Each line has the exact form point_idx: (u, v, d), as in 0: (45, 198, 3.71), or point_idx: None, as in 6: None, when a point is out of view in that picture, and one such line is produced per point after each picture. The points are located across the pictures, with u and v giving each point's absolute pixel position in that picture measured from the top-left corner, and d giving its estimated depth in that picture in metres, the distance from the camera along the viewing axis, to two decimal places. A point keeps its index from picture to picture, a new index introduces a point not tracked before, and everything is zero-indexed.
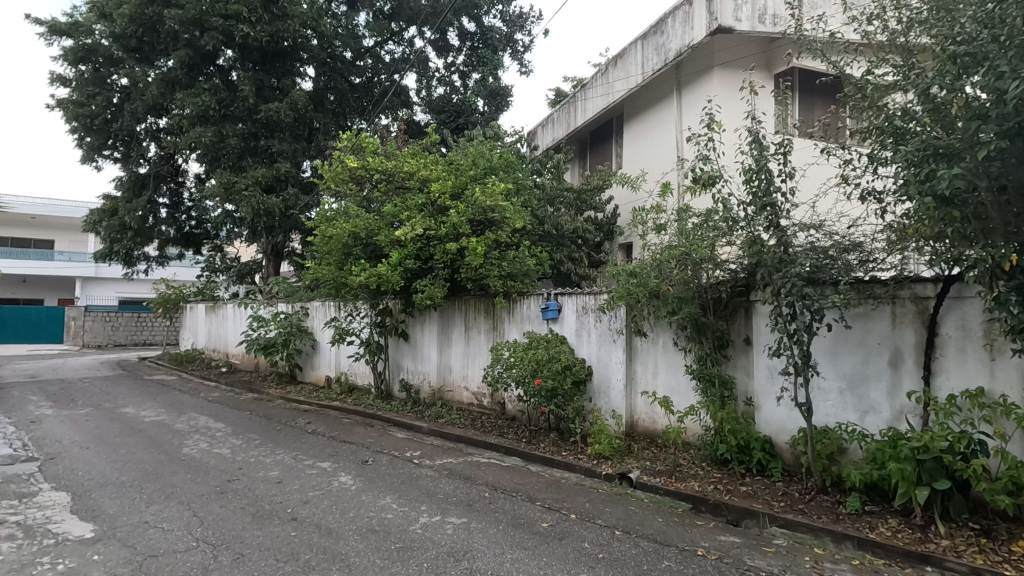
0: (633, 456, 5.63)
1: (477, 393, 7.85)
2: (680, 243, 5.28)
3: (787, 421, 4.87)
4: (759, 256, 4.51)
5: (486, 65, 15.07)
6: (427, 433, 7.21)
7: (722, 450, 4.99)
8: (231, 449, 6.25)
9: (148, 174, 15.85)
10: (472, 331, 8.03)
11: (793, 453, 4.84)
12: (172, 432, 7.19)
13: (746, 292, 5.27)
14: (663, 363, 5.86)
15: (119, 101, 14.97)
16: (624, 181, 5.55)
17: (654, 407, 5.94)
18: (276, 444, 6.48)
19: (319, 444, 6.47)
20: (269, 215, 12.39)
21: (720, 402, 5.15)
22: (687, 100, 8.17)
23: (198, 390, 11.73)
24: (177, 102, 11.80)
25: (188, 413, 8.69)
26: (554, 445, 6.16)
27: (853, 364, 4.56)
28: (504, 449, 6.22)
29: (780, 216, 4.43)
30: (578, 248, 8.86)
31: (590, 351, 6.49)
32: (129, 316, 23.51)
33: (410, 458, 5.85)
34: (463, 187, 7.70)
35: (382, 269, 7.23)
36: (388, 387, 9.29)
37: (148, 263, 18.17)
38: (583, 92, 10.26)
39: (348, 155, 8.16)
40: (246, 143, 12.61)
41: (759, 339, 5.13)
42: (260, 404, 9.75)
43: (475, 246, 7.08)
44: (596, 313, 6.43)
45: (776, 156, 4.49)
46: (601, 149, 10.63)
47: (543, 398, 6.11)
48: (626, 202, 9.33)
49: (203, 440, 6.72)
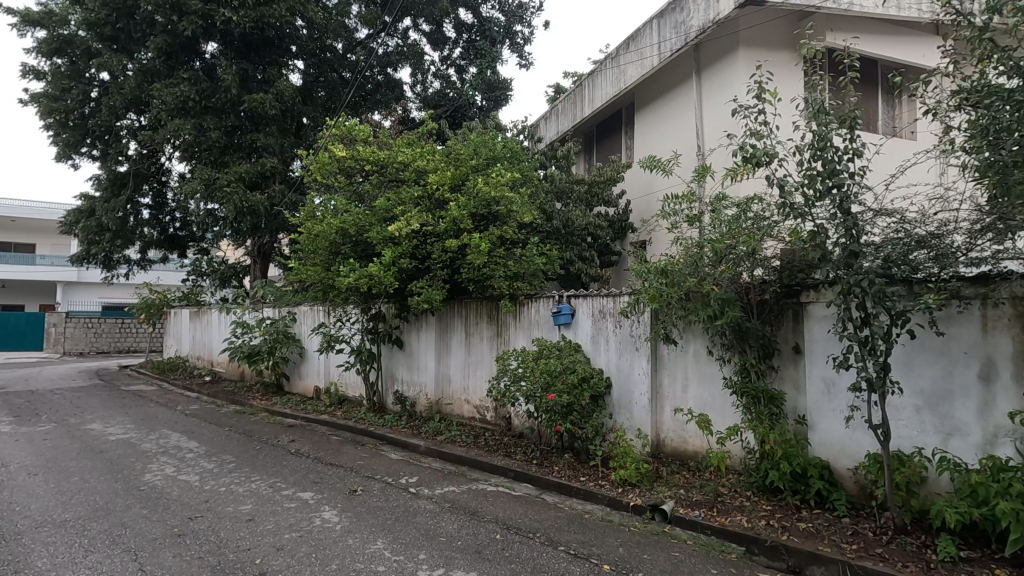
0: (663, 484, 4.87)
1: (479, 407, 7.08)
2: (721, 237, 4.53)
3: (850, 445, 4.14)
4: (822, 249, 3.78)
5: (484, 57, 14.34)
6: (424, 453, 6.45)
7: (773, 479, 4.24)
8: (199, 475, 5.45)
9: (127, 173, 15.02)
10: (473, 337, 7.28)
11: (858, 482, 4.10)
12: (137, 455, 6.37)
13: (796, 292, 4.53)
14: (695, 376, 5.12)
15: (97, 96, 14.15)
16: (653, 166, 4.78)
17: (685, 425, 5.19)
18: (252, 469, 5.67)
19: (301, 469, 5.67)
20: (253, 214, 11.58)
21: (768, 422, 4.39)
22: (708, 84, 7.49)
23: (176, 402, 10.91)
24: (154, 93, 10.99)
25: (159, 429, 7.86)
26: (571, 469, 5.39)
27: (932, 377, 3.82)
28: (513, 475, 5.46)
29: (850, 199, 3.69)
30: (588, 246, 8.14)
31: (609, 361, 5.75)
32: (111, 323, 22.67)
33: (406, 486, 5.07)
34: (463, 179, 6.96)
35: (374, 268, 6.44)
36: (380, 399, 8.50)
37: (130, 267, 17.30)
38: (589, 80, 9.52)
39: (336, 144, 7.39)
40: (229, 138, 11.80)
41: (813, 348, 4.39)
42: (241, 418, 8.95)
43: (478, 242, 6.33)
44: (614, 318, 5.70)
45: (842, 130, 3.74)
46: (609, 142, 9.93)
47: (557, 415, 5.36)
48: (639, 196, 8.62)
49: (170, 464, 5.91)
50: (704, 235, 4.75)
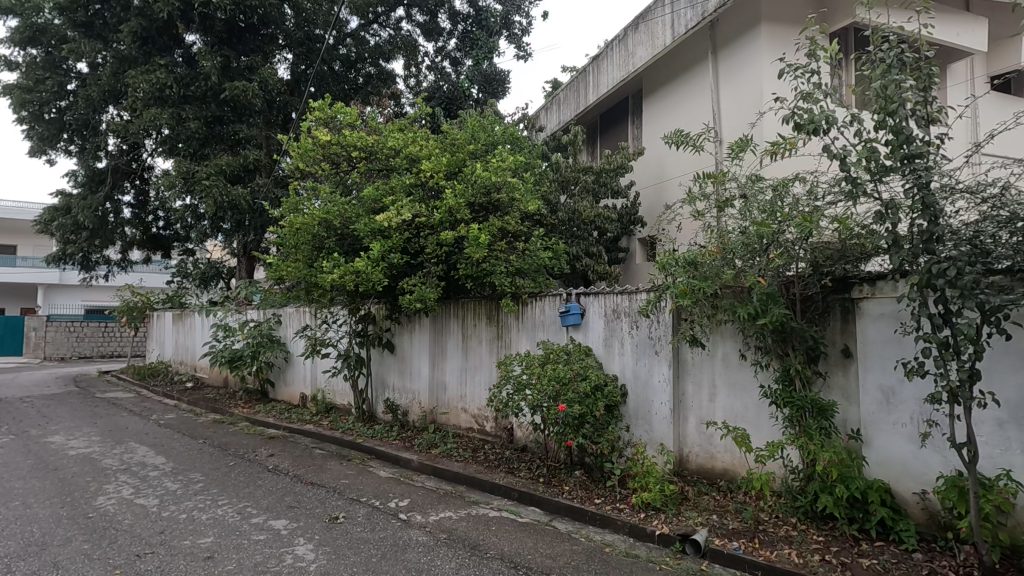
0: (692, 508, 4.24)
1: (478, 416, 6.44)
2: (764, 222, 3.90)
3: (918, 464, 3.53)
4: (893, 233, 3.16)
5: (479, 48, 13.65)
6: (416, 469, 5.79)
7: (826, 505, 3.63)
8: (158, 499, 4.76)
9: (106, 168, 14.29)
10: (471, 339, 6.63)
11: (929, 508, 3.49)
12: (94, 472, 5.67)
13: (847, 286, 3.92)
14: (724, 383, 4.50)
15: (74, 88, 13.43)
16: (680, 141, 4.14)
17: (713, 438, 4.56)
18: (221, 490, 5.00)
19: (276, 490, 4.99)
20: (235, 209, 10.89)
21: (818, 437, 3.77)
22: (726, 63, 6.89)
23: (152, 411, 10.22)
24: (128, 80, 10.30)
25: (126, 442, 7.15)
26: (583, 489, 4.74)
27: (1019, 386, 3.18)
28: (517, 496, 4.82)
29: (928, 172, 3.06)
30: (595, 242, 7.55)
31: (624, 367, 5.12)
32: (94, 326, 21.95)
33: (395, 512, 4.41)
34: (459, 166, 6.35)
35: (360, 264, 5.76)
36: (370, 407, 7.84)
37: (110, 267, 16.57)
38: (594, 65, 8.90)
39: (319, 128, 6.73)
40: (210, 129, 11.12)
41: (868, 352, 3.78)
42: (218, 429, 8.23)
43: (477, 234, 5.68)
44: (630, 318, 5.07)
45: (917, 90, 3.10)
46: (614, 132, 9.33)
47: (568, 428, 4.72)
48: (651, 187, 8.04)
49: (128, 484, 5.22)
50: (742, 223, 4.12)
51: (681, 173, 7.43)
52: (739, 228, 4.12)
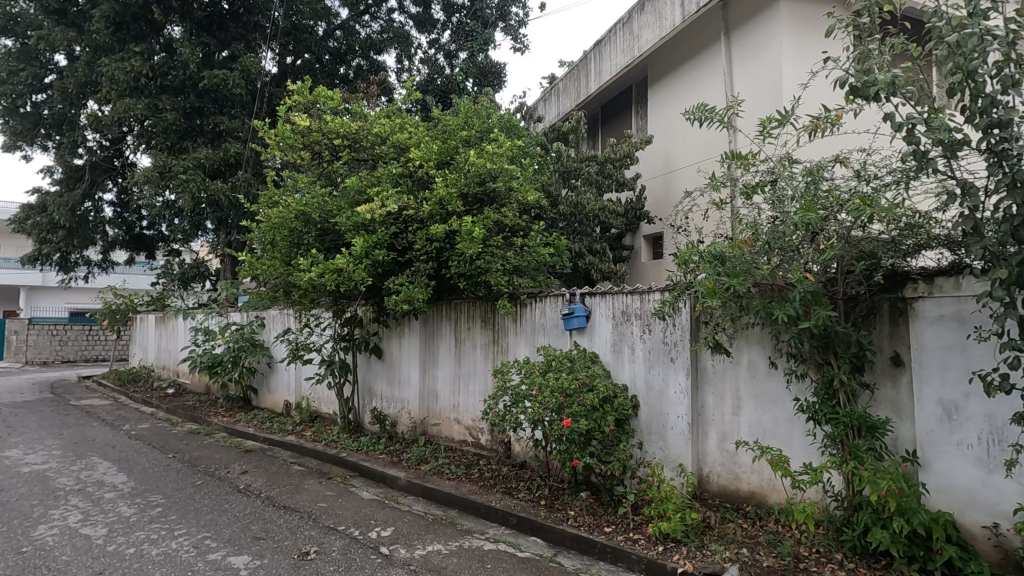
0: (717, 539, 3.68)
1: (472, 428, 5.88)
2: (803, 210, 3.35)
3: (990, 494, 3.00)
4: (972, 219, 2.63)
5: (475, 39, 13.04)
6: (402, 489, 5.22)
7: (880, 543, 3.08)
8: (107, 529, 4.17)
9: (84, 164, 13.59)
10: (464, 344, 6.08)
11: (1005, 545, 2.95)
12: (43, 494, 5.08)
13: (898, 284, 3.39)
14: (750, 395, 3.96)
15: (50, 80, 12.83)
16: (703, 117, 3.59)
17: (738, 457, 4.02)
18: (181, 516, 4.41)
19: (243, 516, 4.41)
20: (216, 205, 10.29)
21: (869, 460, 3.23)
22: (740, 46, 6.39)
23: (125, 420, 9.59)
24: (101, 69, 9.73)
25: (87, 457, 6.54)
26: (591, 515, 4.19)
27: None
28: (516, 522, 4.26)
29: (1019, 143, 2.52)
30: (598, 239, 7.04)
31: (635, 376, 4.57)
32: (78, 329, 21.31)
33: (376, 545, 3.84)
34: (451, 154, 5.80)
35: (341, 261, 5.19)
36: (357, 417, 7.26)
37: (91, 268, 15.94)
38: (596, 50, 8.37)
39: (298, 114, 6.16)
40: (188, 120, 10.54)
41: (924, 360, 3.24)
42: (192, 441, 7.63)
43: (470, 227, 5.12)
44: (641, 320, 4.53)
45: (1003, 44, 2.56)
46: (617, 122, 8.82)
47: (574, 446, 4.16)
48: (659, 181, 7.52)
49: (76, 509, 4.62)
50: (779, 212, 3.55)
51: (693, 164, 6.87)
52: (776, 217, 3.55)
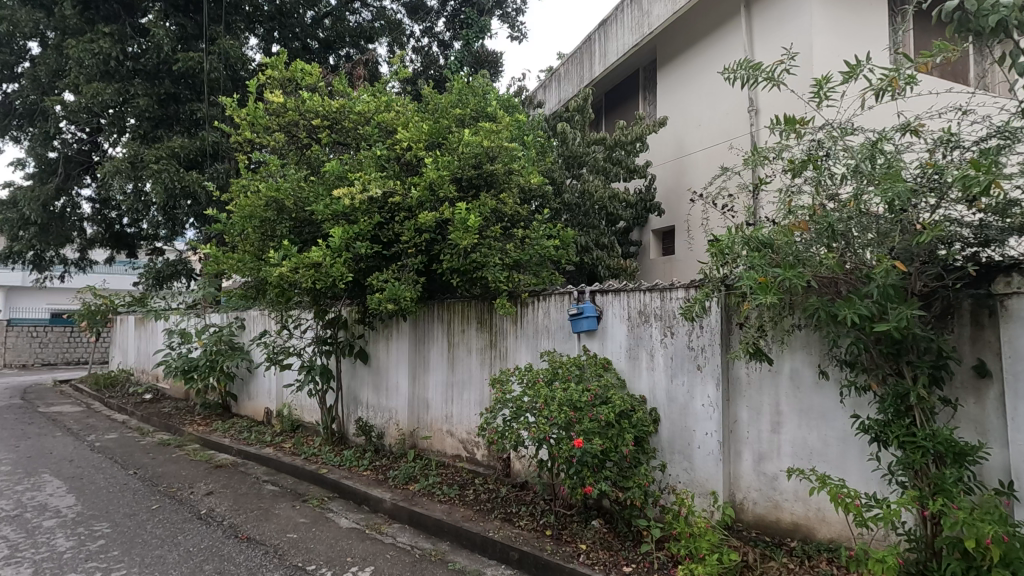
0: None
1: (467, 442, 5.25)
2: (873, 188, 2.73)
3: None
4: None
5: (470, 27, 12.37)
6: (387, 514, 4.57)
7: None
8: (32, 569, 3.52)
9: (57, 158, 12.94)
10: (458, 348, 5.45)
11: None
12: None
13: (988, 278, 2.77)
14: (793, 410, 3.34)
15: (21, 67, 12.13)
16: (746, 75, 2.97)
17: (779, 483, 3.40)
18: (124, 552, 3.76)
19: (198, 552, 3.76)
20: (192, 197, 9.63)
21: (959, 495, 2.61)
22: (762, 19, 5.79)
23: (92, 429, 8.89)
24: (69, 52, 9.09)
25: (36, 474, 5.86)
26: (606, 550, 3.56)
27: None
28: (517, 558, 3.63)
29: None
30: (606, 232, 6.46)
31: (656, 386, 3.95)
32: (59, 332, 20.64)
33: None
34: (444, 135, 5.18)
35: (315, 253, 4.53)
36: (341, 428, 6.60)
37: (67, 268, 15.23)
38: (601, 29, 7.75)
39: (272, 91, 5.54)
40: (163, 108, 9.91)
41: (1020, 372, 2.64)
42: (159, 454, 6.96)
43: (465, 215, 4.49)
44: (663, 321, 3.91)
45: None
46: (624, 108, 8.20)
47: (586, 470, 3.53)
48: (670, 170, 6.95)
49: (4, 543, 3.96)
50: (836, 190, 2.94)
51: (724, 141, 6.12)
52: (833, 196, 2.94)
